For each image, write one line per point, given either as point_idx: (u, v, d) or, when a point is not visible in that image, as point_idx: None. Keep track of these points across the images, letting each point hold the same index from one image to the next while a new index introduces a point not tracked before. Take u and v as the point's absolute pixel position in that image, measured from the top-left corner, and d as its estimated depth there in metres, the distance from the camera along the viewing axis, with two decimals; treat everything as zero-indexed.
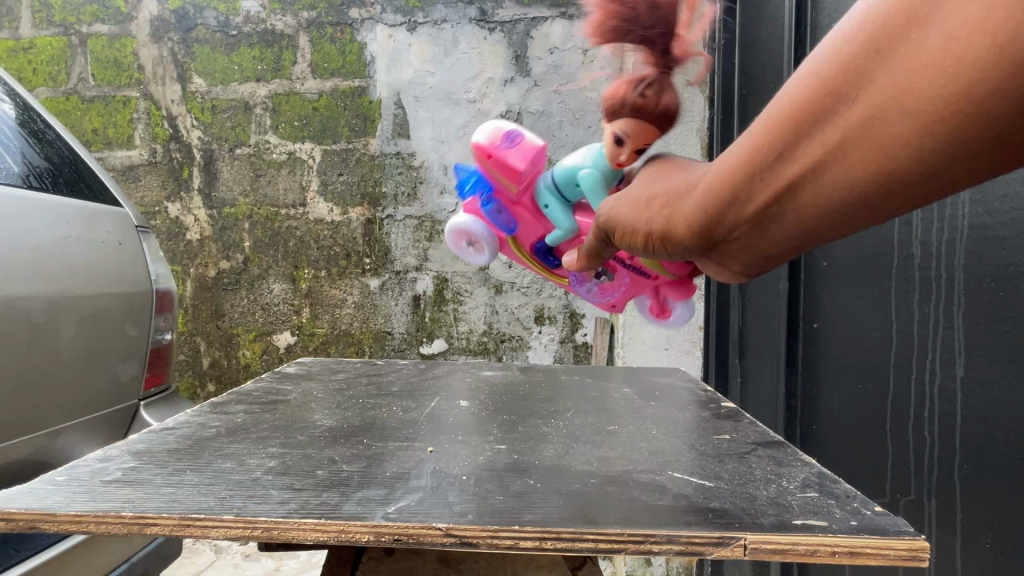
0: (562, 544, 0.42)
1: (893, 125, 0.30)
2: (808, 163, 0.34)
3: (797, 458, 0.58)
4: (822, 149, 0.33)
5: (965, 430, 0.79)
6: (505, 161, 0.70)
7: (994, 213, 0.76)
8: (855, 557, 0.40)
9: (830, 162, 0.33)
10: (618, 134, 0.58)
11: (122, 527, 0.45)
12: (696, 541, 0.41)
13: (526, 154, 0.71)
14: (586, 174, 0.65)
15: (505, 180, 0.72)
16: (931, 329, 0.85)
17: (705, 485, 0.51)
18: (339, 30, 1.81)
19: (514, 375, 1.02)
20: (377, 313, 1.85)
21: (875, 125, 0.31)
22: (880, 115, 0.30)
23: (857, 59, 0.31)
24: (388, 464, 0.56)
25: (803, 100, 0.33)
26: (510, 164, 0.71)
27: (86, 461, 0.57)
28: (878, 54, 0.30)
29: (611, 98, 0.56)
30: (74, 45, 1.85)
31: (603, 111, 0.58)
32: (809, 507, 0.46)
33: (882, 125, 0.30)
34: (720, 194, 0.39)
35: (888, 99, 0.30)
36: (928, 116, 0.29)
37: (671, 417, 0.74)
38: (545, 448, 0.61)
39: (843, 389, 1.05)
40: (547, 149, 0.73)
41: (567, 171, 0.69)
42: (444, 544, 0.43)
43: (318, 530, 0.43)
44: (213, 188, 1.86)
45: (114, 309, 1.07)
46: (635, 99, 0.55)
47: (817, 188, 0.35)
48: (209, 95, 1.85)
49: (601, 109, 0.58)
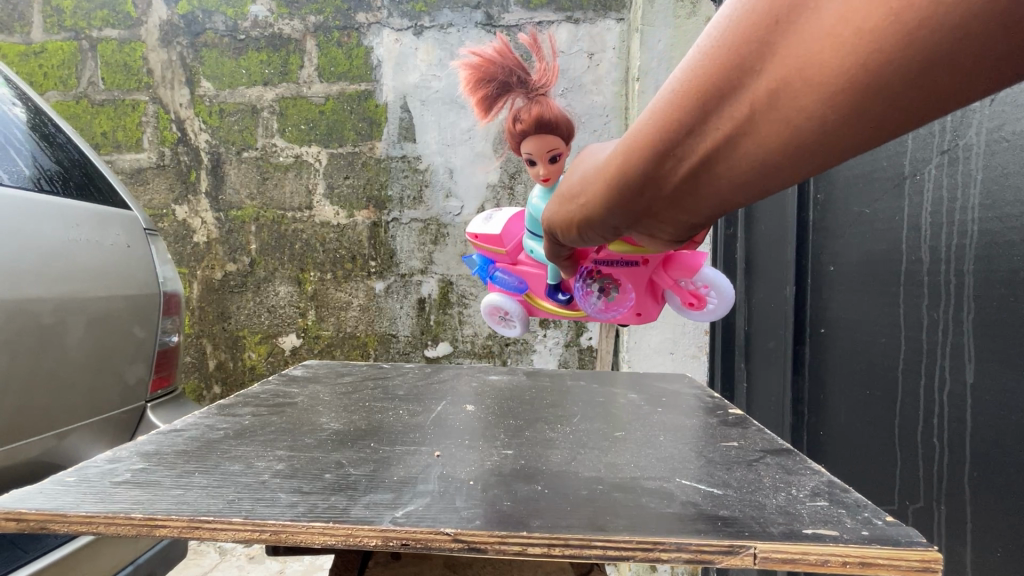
0: (570, 551, 0.41)
1: (802, 106, 0.24)
2: (716, 139, 0.27)
3: (805, 465, 0.58)
4: (728, 125, 0.27)
5: (975, 437, 0.79)
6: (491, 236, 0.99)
7: (1005, 218, 0.75)
8: (867, 567, 0.40)
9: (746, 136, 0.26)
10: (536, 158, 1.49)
11: (131, 529, 0.45)
12: (705, 549, 0.40)
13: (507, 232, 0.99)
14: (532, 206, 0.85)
15: (495, 249, 0.99)
16: (941, 335, 0.85)
17: (713, 493, 0.51)
18: (346, 35, 1.82)
19: (519, 379, 1.02)
20: (381, 316, 1.86)
21: (782, 100, 0.24)
22: (785, 92, 0.24)
23: (758, 28, 0.24)
24: (395, 468, 0.56)
25: (704, 72, 0.26)
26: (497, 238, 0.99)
27: (96, 462, 0.57)
28: (778, 25, 0.23)
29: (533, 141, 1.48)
30: (84, 49, 1.87)
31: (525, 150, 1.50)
32: (819, 516, 0.46)
33: (788, 99, 0.24)
34: (626, 179, 0.33)
35: (789, 73, 0.23)
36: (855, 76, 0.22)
37: (679, 423, 0.74)
38: (552, 454, 0.61)
39: (851, 396, 1.05)
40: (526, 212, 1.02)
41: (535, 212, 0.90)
42: (451, 550, 0.42)
43: (326, 534, 0.43)
44: (220, 191, 1.88)
45: (124, 310, 1.08)
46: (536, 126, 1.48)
47: (728, 168, 0.28)
48: (217, 98, 1.86)
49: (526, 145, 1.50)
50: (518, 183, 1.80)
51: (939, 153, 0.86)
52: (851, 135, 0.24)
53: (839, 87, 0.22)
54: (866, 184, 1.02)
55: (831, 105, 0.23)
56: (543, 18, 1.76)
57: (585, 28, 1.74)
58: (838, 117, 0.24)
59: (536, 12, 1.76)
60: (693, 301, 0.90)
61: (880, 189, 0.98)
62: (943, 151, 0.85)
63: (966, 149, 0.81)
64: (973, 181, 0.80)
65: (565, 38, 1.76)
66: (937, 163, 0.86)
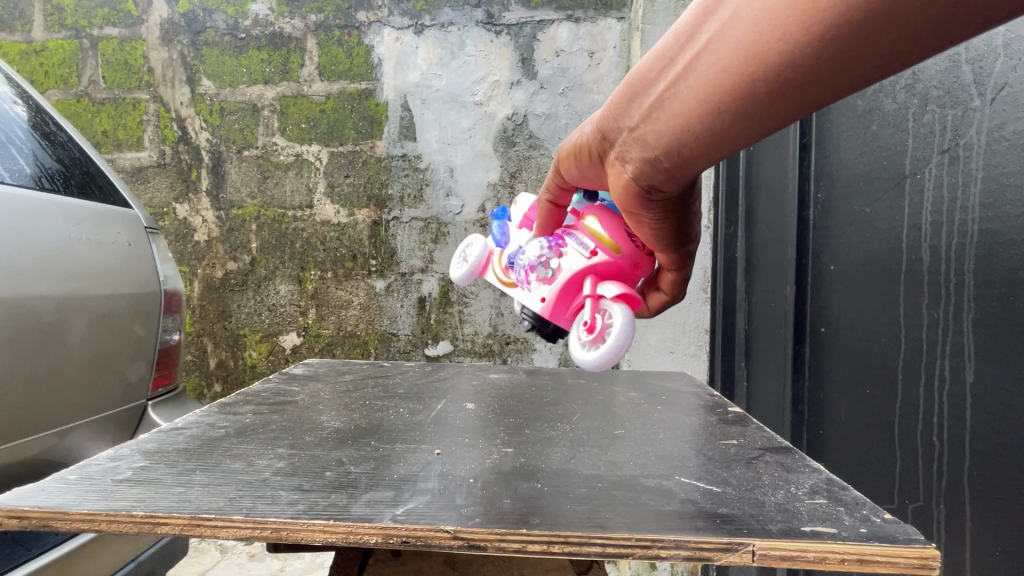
0: (569, 548, 0.41)
1: (730, 54, 0.42)
2: (684, 65, 0.46)
3: (804, 463, 0.58)
4: (689, 59, 0.46)
5: (974, 436, 0.79)
6: None
7: (1004, 218, 0.75)
8: (865, 564, 0.40)
9: (695, 68, 0.45)
10: None
11: (133, 526, 0.45)
12: (704, 546, 0.41)
13: None
14: None
15: None
16: (941, 334, 0.85)
17: (712, 490, 0.51)
18: (347, 33, 1.82)
19: (519, 378, 1.02)
20: (382, 314, 1.86)
21: (720, 44, 0.43)
22: (720, 40, 0.43)
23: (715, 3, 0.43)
24: (395, 466, 0.57)
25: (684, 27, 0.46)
26: None
27: (98, 460, 0.58)
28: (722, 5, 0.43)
29: None
30: (85, 48, 1.88)
31: None
32: (818, 514, 0.46)
33: (722, 43, 0.43)
34: (631, 90, 0.52)
35: (722, 29, 0.42)
36: (756, 38, 0.40)
37: (679, 421, 0.74)
38: (551, 452, 0.61)
39: (851, 394, 1.05)
40: None
41: None
42: (451, 547, 0.43)
43: (327, 531, 0.43)
44: (221, 189, 1.88)
45: (124, 309, 1.09)
46: None
47: (683, 92, 0.47)
48: (218, 97, 1.86)
49: None
50: (519, 182, 1.80)
51: (939, 152, 0.86)
52: (750, 81, 0.42)
53: (750, 44, 0.41)
54: (866, 183, 1.02)
55: (742, 55, 0.41)
56: (544, 16, 1.75)
57: (586, 27, 1.74)
58: (747, 67, 0.42)
59: (537, 10, 1.76)
60: (594, 328, 0.81)
61: (880, 188, 0.98)
62: (943, 150, 0.85)
63: (966, 149, 0.81)
64: (973, 180, 0.80)
65: (565, 36, 1.76)
66: (937, 162, 0.86)
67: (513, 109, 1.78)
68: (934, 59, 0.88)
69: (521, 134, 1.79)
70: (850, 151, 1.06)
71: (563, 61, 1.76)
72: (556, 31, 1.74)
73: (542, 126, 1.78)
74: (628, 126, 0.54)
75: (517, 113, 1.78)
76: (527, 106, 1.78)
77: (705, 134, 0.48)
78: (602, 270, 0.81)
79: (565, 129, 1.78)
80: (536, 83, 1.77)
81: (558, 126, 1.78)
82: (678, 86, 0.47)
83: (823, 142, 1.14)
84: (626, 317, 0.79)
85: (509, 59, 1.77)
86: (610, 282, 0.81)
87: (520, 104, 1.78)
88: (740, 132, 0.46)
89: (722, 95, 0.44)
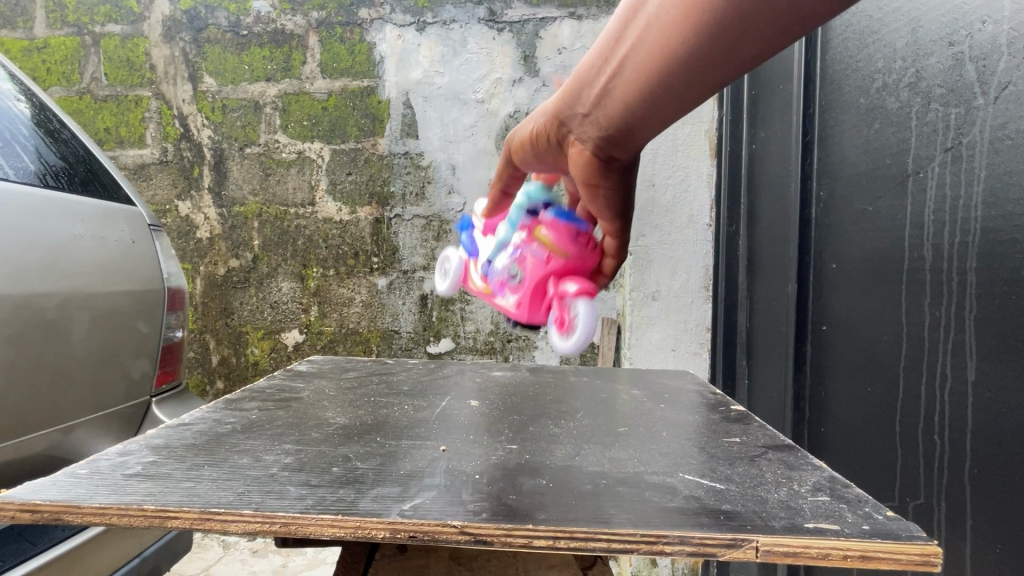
0: (575, 543, 0.42)
1: (655, 43, 0.48)
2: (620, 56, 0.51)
3: (806, 461, 0.58)
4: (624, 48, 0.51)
5: (975, 434, 0.79)
6: None
7: (1008, 217, 0.75)
8: (868, 561, 0.40)
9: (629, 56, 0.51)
10: None
11: (144, 519, 0.46)
12: (708, 542, 0.41)
13: None
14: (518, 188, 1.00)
15: None
16: (942, 333, 0.85)
17: (716, 487, 0.51)
18: (349, 30, 1.82)
19: (522, 375, 1.03)
20: (384, 311, 1.86)
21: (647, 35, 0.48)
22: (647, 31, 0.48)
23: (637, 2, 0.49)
24: (401, 462, 0.57)
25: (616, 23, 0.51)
26: None
27: (107, 455, 0.58)
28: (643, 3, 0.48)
29: None
30: (87, 45, 1.88)
31: None
32: (821, 511, 0.46)
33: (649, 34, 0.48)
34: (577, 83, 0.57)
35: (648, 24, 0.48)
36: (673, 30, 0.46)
37: (681, 419, 0.74)
38: (556, 449, 0.61)
39: (852, 393, 1.05)
40: None
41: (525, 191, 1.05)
42: (458, 542, 0.43)
43: (335, 526, 0.44)
44: (223, 187, 1.88)
45: (128, 306, 1.09)
46: None
47: (623, 79, 0.52)
48: (220, 94, 1.86)
49: None
50: None
51: (942, 151, 0.86)
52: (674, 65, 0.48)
53: (673, 32, 0.46)
54: (869, 182, 1.02)
55: (666, 44, 0.47)
56: (546, 14, 1.75)
57: (588, 25, 1.74)
58: (674, 50, 0.47)
59: (539, 7, 1.75)
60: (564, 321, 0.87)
61: (883, 187, 0.98)
62: (946, 149, 0.85)
63: (970, 147, 0.81)
64: (976, 179, 0.80)
65: (568, 34, 1.76)
66: (940, 161, 0.86)
67: (515, 107, 1.78)
68: (937, 57, 0.88)
69: None
70: (853, 150, 1.06)
71: (565, 59, 1.76)
72: (558, 29, 1.74)
73: None
74: (579, 113, 0.59)
75: (519, 111, 1.78)
76: (529, 104, 1.78)
77: (646, 109, 0.53)
78: (558, 270, 0.84)
79: None
80: (538, 80, 1.77)
81: None
82: (617, 74, 0.53)
83: (826, 140, 1.14)
84: (588, 311, 0.83)
85: (511, 56, 1.77)
86: (568, 281, 0.83)
87: (522, 102, 1.78)
88: (678, 103, 0.52)
89: (656, 76, 0.49)
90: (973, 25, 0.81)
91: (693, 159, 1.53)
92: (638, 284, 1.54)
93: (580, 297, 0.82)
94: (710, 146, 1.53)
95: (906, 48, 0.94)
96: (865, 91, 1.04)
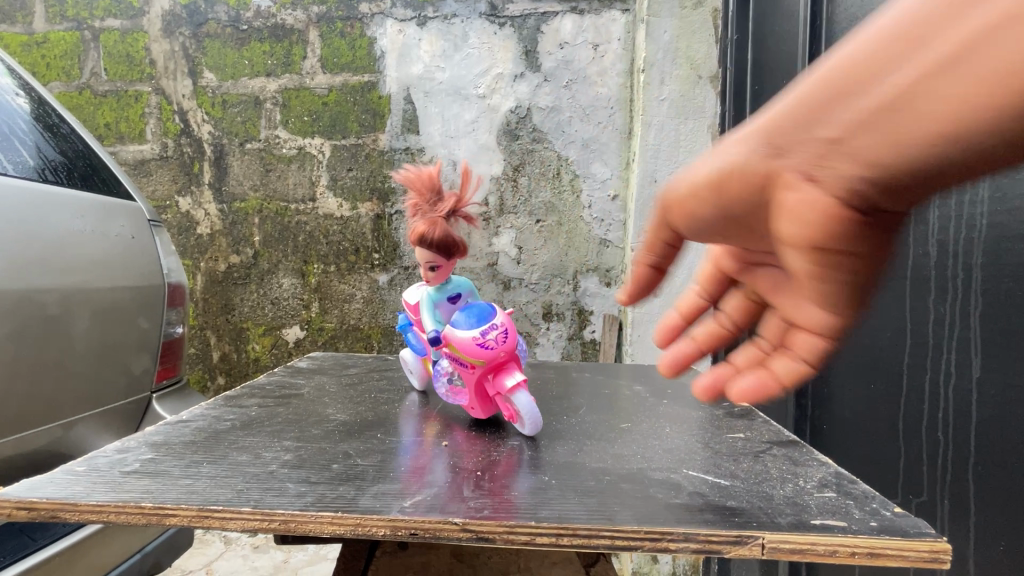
0: (579, 540, 0.41)
1: (908, 121, 0.29)
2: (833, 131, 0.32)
3: (812, 457, 0.58)
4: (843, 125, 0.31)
5: (980, 432, 0.78)
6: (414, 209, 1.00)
7: (1014, 212, 0.75)
8: (876, 557, 0.40)
9: (844, 139, 0.31)
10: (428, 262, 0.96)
11: (142, 517, 0.45)
12: (713, 539, 0.40)
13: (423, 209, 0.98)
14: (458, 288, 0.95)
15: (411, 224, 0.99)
16: (947, 329, 0.84)
17: (721, 483, 0.51)
18: (349, 25, 1.81)
19: (524, 371, 1.02)
20: (385, 308, 1.86)
21: (887, 110, 0.30)
22: (884, 104, 0.30)
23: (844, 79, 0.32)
24: (402, 459, 0.56)
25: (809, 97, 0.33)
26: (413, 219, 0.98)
27: (105, 452, 0.58)
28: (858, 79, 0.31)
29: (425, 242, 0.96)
30: (86, 40, 1.87)
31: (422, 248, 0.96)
32: (827, 507, 0.46)
33: (893, 109, 0.29)
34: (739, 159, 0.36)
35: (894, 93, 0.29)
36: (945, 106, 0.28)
37: (685, 414, 0.74)
38: (558, 445, 0.61)
39: (855, 390, 1.04)
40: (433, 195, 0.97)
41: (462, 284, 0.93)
42: (460, 539, 0.42)
43: (335, 523, 0.43)
44: (223, 182, 1.87)
45: (129, 301, 1.09)
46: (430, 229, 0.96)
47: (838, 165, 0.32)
48: (220, 89, 1.86)
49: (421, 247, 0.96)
50: (522, 175, 1.80)
51: None
52: (949, 142, 0.29)
53: (967, 103, 0.27)
54: None
55: (933, 125, 0.29)
56: (548, 8, 1.74)
57: (590, 19, 1.73)
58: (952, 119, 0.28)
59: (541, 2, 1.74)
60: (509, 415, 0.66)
61: None
62: None
63: None
64: (983, 173, 0.79)
65: (570, 28, 1.75)
66: None
67: (517, 102, 1.77)
68: None
69: (525, 127, 1.78)
70: None
71: (567, 54, 1.75)
72: (560, 24, 1.73)
73: (546, 119, 1.77)
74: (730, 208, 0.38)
75: (520, 106, 1.77)
76: (530, 99, 1.77)
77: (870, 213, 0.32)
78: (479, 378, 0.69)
79: (568, 123, 1.77)
80: (539, 75, 1.76)
81: (562, 119, 1.77)
82: (827, 162, 0.32)
83: None
84: (528, 403, 0.64)
85: (512, 51, 1.76)
86: (498, 376, 0.68)
87: (524, 97, 1.77)
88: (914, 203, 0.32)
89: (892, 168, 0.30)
90: None
91: (695, 155, 1.52)
92: None
93: (517, 394, 0.65)
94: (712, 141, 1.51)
95: None
96: None
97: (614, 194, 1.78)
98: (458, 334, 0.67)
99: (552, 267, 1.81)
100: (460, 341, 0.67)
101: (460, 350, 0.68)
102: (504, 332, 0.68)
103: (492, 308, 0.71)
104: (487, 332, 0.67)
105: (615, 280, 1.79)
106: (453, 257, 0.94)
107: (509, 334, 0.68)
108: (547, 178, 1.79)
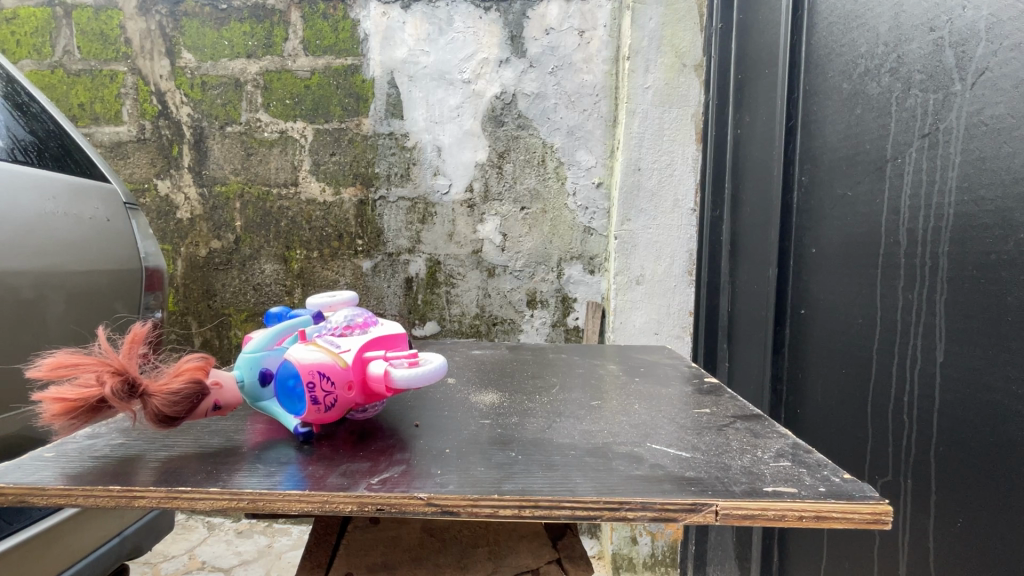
0: (540, 512, 0.43)
1: None
2: None
3: (773, 430, 0.60)
4: None
5: (943, 414, 0.82)
6: (88, 406, 0.52)
7: (979, 202, 0.77)
8: (822, 520, 0.42)
9: None
10: (216, 403, 0.59)
11: (110, 500, 0.45)
12: (670, 507, 0.42)
13: (96, 372, 0.54)
14: (253, 357, 0.61)
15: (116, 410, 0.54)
16: (914, 315, 0.87)
17: (682, 456, 0.52)
18: (332, 7, 1.78)
19: (503, 353, 1.03)
20: (369, 294, 1.85)
21: None
22: None
23: None
24: (365, 445, 0.56)
25: None
26: (103, 408, 0.53)
27: (76, 438, 0.59)
28: None
29: (183, 395, 0.55)
30: (59, 17, 1.81)
31: (190, 407, 0.56)
32: (781, 475, 0.48)
33: None
34: None
35: None
36: None
37: (657, 392, 0.75)
38: (529, 423, 0.62)
39: (829, 375, 1.07)
40: (80, 359, 0.55)
41: (254, 355, 0.61)
42: (425, 513, 0.43)
43: (303, 501, 0.44)
44: (203, 166, 1.84)
45: (106, 286, 1.07)
46: (163, 386, 0.55)
47: None
48: (199, 71, 1.81)
49: (187, 406, 0.56)
50: (507, 162, 1.80)
51: (920, 136, 0.87)
52: None
53: None
54: (849, 166, 1.03)
55: None
56: None
57: (576, 5, 1.73)
58: None
59: None
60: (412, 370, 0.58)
61: (862, 171, 0.99)
62: (923, 135, 0.87)
63: (946, 133, 0.83)
64: (951, 164, 0.82)
65: (556, 14, 1.74)
66: (917, 146, 0.88)
67: (502, 88, 1.76)
68: (918, 42, 0.88)
69: (510, 113, 1.77)
70: (834, 135, 1.07)
71: (553, 40, 1.74)
72: (546, 10, 1.73)
73: (531, 105, 1.76)
74: None
75: (506, 92, 1.76)
76: (516, 86, 1.76)
77: None
78: (371, 396, 0.59)
79: (554, 109, 1.76)
80: (524, 62, 1.75)
81: (547, 106, 1.76)
82: None
83: (809, 124, 1.14)
84: (405, 378, 0.54)
85: (498, 36, 1.75)
86: (371, 378, 0.57)
87: (509, 84, 1.77)
88: None
89: None
90: (954, 11, 0.82)
91: (679, 144, 1.53)
92: (624, 267, 1.57)
93: (390, 374, 0.55)
94: (696, 130, 1.53)
95: (889, 32, 0.94)
96: (848, 75, 1.04)
97: (599, 182, 1.78)
98: (310, 416, 0.57)
99: (537, 254, 1.81)
100: (313, 425, 0.58)
101: (326, 424, 0.58)
102: (320, 380, 0.55)
103: (291, 366, 0.57)
104: (313, 398, 0.56)
105: (598, 268, 1.81)
106: (209, 371, 0.59)
107: (325, 374, 0.55)
108: (532, 166, 1.79)
